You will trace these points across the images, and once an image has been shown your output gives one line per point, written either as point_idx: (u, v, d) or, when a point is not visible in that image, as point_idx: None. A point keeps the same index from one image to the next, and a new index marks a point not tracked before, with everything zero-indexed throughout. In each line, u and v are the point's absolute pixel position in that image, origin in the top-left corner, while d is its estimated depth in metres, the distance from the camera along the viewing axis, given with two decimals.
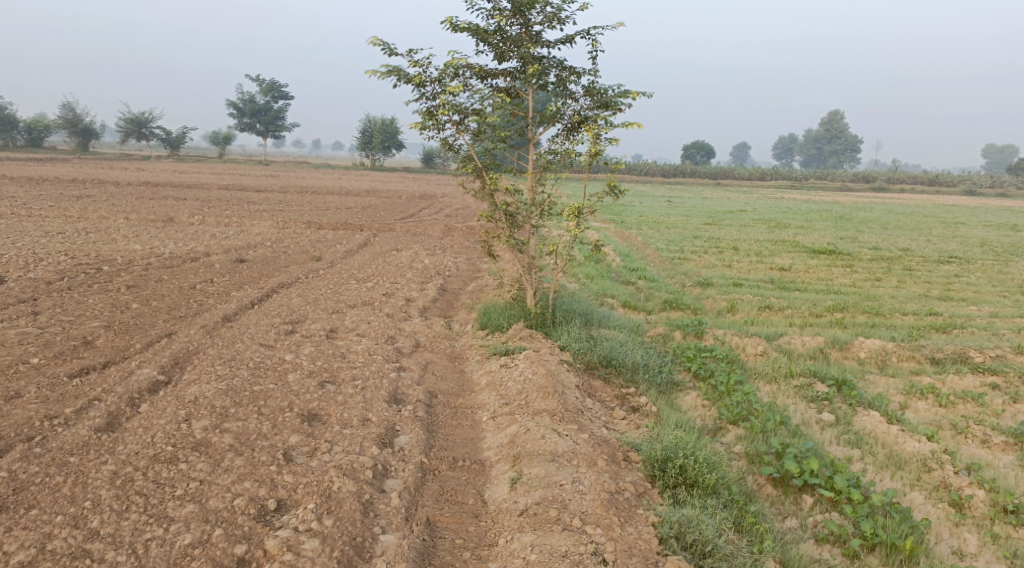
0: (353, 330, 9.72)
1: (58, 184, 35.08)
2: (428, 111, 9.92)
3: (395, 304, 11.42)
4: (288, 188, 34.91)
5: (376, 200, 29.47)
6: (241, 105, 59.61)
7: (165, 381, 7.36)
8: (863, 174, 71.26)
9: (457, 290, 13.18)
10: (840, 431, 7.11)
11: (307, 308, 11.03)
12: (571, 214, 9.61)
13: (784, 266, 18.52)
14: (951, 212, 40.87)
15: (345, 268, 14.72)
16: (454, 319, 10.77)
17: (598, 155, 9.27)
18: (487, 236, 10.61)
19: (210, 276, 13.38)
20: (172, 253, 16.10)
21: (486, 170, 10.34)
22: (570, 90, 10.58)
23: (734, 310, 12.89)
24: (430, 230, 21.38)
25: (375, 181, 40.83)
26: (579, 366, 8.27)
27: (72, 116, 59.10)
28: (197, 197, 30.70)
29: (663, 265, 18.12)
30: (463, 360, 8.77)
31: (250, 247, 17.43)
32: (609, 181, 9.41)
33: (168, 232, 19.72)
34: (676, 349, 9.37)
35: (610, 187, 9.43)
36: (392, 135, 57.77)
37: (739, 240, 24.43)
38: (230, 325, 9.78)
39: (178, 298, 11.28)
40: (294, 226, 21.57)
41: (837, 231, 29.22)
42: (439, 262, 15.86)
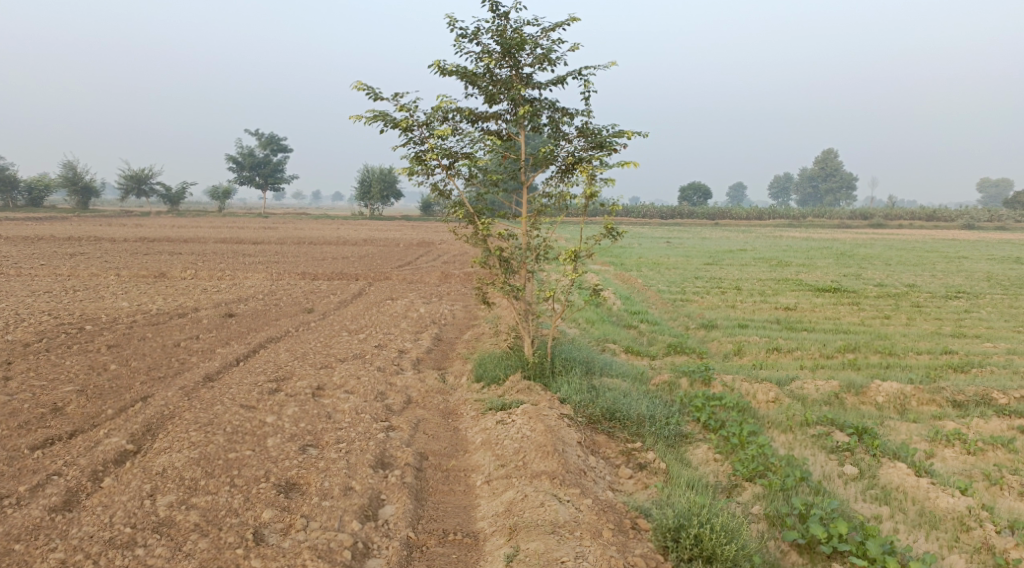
0: (340, 386, 9.20)
1: (53, 242, 34.81)
2: (416, 156, 9.54)
3: (387, 357, 10.92)
4: (284, 240, 34.62)
5: (372, 249, 29.09)
6: (239, 158, 59.81)
7: (134, 450, 6.85)
8: (861, 209, 71.18)
9: (453, 340, 12.67)
10: (865, 486, 6.56)
11: (295, 363, 10.53)
12: (568, 258, 9.14)
13: (789, 305, 18.03)
14: (952, 247, 40.52)
15: (337, 320, 14.22)
16: (448, 371, 10.24)
17: (594, 196, 8.84)
18: (482, 283, 10.13)
19: (196, 332, 12.90)
20: (160, 309, 15.64)
21: (478, 216, 9.92)
22: (563, 132, 10.21)
23: (741, 353, 12.36)
24: (426, 278, 20.94)
25: (373, 230, 40.60)
26: (581, 420, 7.72)
27: (71, 173, 59.17)
28: (192, 250, 30.34)
29: (665, 308, 17.63)
30: (457, 416, 8.24)
31: (241, 300, 16.97)
32: (607, 223, 8.97)
33: (158, 287, 19.30)
34: (683, 398, 8.81)
35: (608, 229, 8.98)
36: (389, 185, 57.75)
37: (742, 280, 23.97)
38: (211, 384, 9.28)
39: (159, 358, 10.80)
40: (288, 278, 21.16)
41: (840, 268, 28.79)
42: (434, 310, 15.40)
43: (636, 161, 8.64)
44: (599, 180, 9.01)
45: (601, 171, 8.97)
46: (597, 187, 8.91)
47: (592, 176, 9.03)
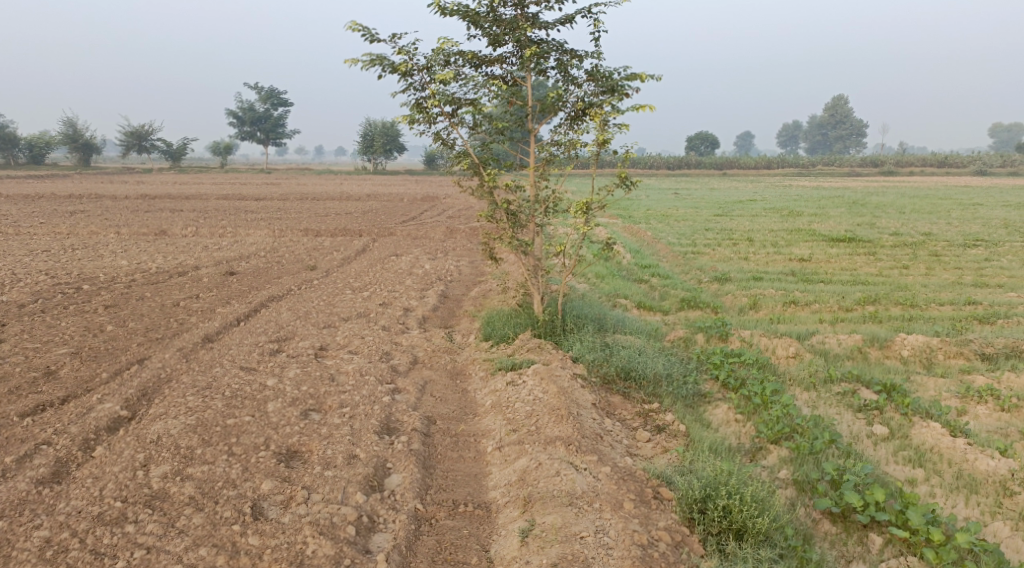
0: (344, 347, 8.87)
1: (54, 200, 34.45)
2: (417, 103, 9.06)
3: (392, 315, 10.58)
4: (287, 195, 34.17)
5: (376, 204, 28.62)
6: (240, 113, 59.03)
7: (129, 416, 6.55)
8: (872, 158, 70.09)
9: (459, 297, 12.31)
10: (897, 447, 6.23)
11: (297, 323, 10.20)
12: (579, 210, 8.70)
13: (803, 256, 17.60)
14: (965, 194, 39.83)
15: (340, 277, 13.86)
16: (456, 329, 9.91)
17: (607, 143, 8.36)
18: (489, 238, 9.71)
19: (196, 292, 12.56)
20: (160, 268, 15.29)
21: (484, 166, 9.46)
22: (572, 76, 9.68)
23: (756, 307, 11.99)
24: (431, 233, 20.52)
25: (376, 184, 40.07)
26: (595, 380, 7.38)
27: (71, 131, 58.44)
28: (194, 208, 29.92)
29: (676, 260, 17.23)
30: (465, 377, 7.92)
31: (243, 258, 16.61)
32: (621, 172, 8.50)
33: (158, 246, 18.95)
34: (701, 355, 8.46)
35: (621, 179, 8.52)
36: (392, 138, 56.93)
37: (754, 231, 23.52)
38: (211, 345, 8.97)
39: (158, 318, 10.49)
40: (291, 234, 20.78)
41: (853, 217, 28.23)
42: (440, 266, 15.02)
43: (652, 105, 8.14)
44: (611, 126, 8.52)
45: (614, 117, 8.48)
46: (610, 133, 8.42)
47: (604, 122, 8.55)
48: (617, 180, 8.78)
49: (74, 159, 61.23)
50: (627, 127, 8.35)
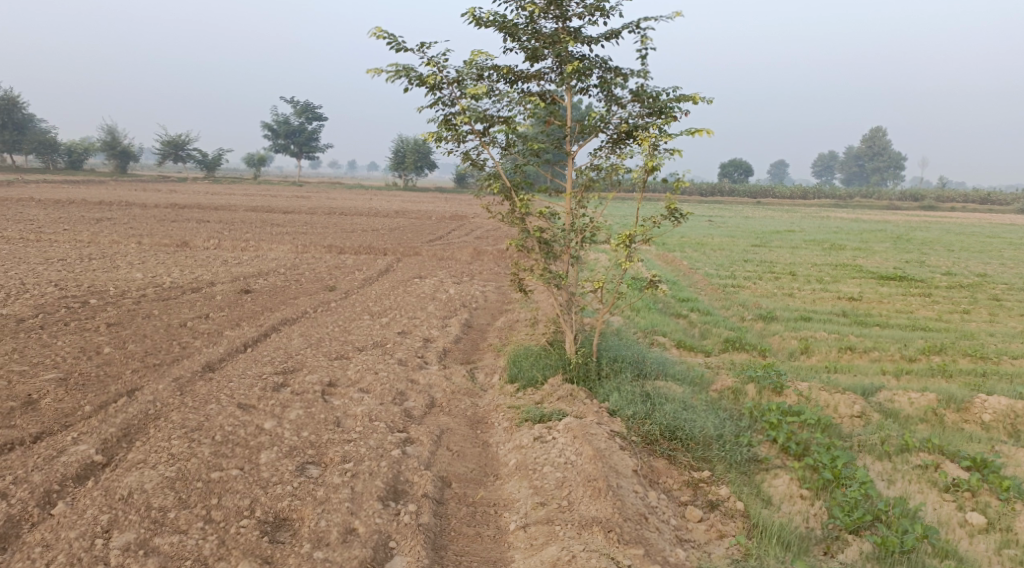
0: (356, 383, 8.02)
1: (83, 206, 34.19)
2: (445, 119, 8.27)
3: (410, 347, 9.73)
4: (315, 209, 33.68)
5: (404, 221, 27.98)
6: (275, 126, 59.01)
7: (103, 462, 5.75)
8: (911, 191, 68.60)
9: (484, 327, 11.46)
10: (999, 544, 5.45)
11: (307, 352, 9.37)
12: (622, 242, 7.78)
13: (853, 296, 16.59)
14: (1013, 233, 38.45)
15: (360, 300, 13.06)
16: (479, 367, 9.04)
17: (657, 169, 7.46)
18: (518, 268, 8.81)
19: (206, 311, 11.81)
20: (173, 283, 14.59)
21: (516, 190, 8.62)
22: (615, 95, 8.87)
23: (808, 352, 11.06)
24: (458, 254, 19.73)
25: (407, 201, 39.55)
26: (636, 440, 6.44)
27: (109, 137, 58.75)
28: (220, 218, 29.46)
29: (716, 295, 16.28)
30: (487, 426, 7.04)
31: (261, 275, 15.89)
32: (670, 203, 7.59)
33: (177, 258, 18.32)
34: (754, 410, 7.50)
35: (671, 210, 7.60)
36: (425, 155, 56.55)
37: (796, 264, 22.49)
38: (211, 376, 8.16)
39: (160, 341, 9.73)
40: (314, 251, 20.08)
41: (899, 254, 27.09)
42: (466, 292, 14.20)
43: (710, 129, 7.24)
44: (661, 151, 7.63)
45: (665, 141, 7.58)
46: (660, 159, 7.52)
47: (654, 146, 7.65)
48: (664, 212, 7.84)
49: (110, 165, 61.58)
50: (679, 153, 7.45)
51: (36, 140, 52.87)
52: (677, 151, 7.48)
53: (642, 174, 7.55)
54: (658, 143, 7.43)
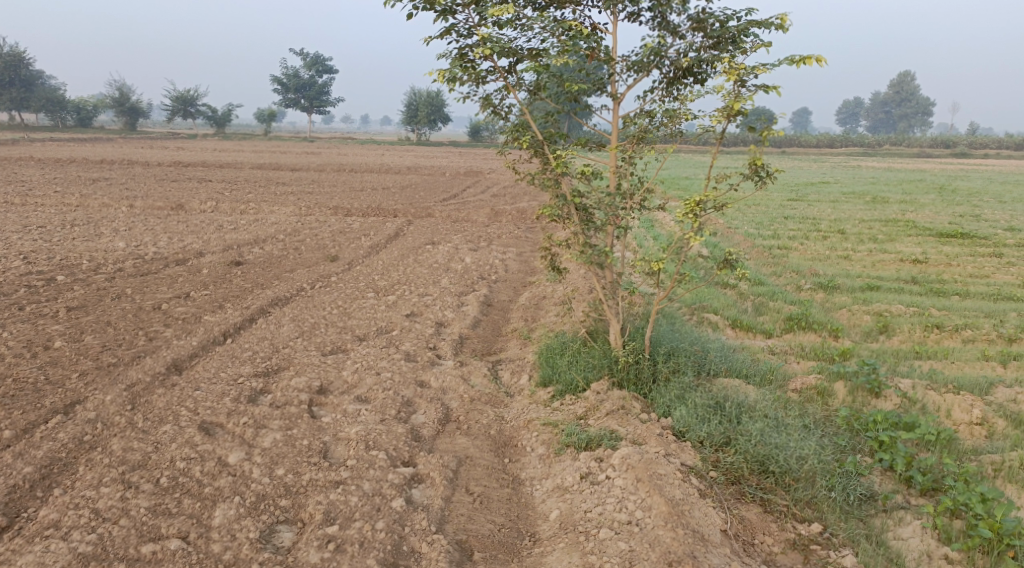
0: (352, 391, 6.46)
1: (82, 165, 32.61)
2: (460, 53, 6.58)
3: (420, 335, 8.19)
4: (323, 166, 32.04)
5: (416, 178, 26.33)
6: (284, 79, 57.11)
7: (2, 524, 4.38)
8: (943, 137, 65.83)
9: (507, 305, 9.85)
10: None
11: (297, 344, 7.81)
12: (690, 210, 6.04)
13: (918, 258, 14.98)
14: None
15: (364, 273, 11.45)
16: (503, 362, 7.46)
17: (743, 112, 5.70)
18: (551, 241, 7.19)
19: (187, 289, 10.26)
20: (158, 254, 13.02)
21: (549, 143, 6.94)
22: (670, 22, 7.16)
23: (889, 332, 9.56)
24: (475, 215, 18.06)
25: (419, 156, 37.89)
26: (716, 478, 4.95)
27: (118, 94, 57.06)
28: (223, 178, 27.81)
29: (764, 257, 14.65)
30: (518, 451, 5.50)
31: (257, 242, 14.31)
32: (754, 158, 5.86)
33: (169, 224, 16.74)
34: (853, 421, 6.03)
35: (756, 167, 5.87)
36: (437, 108, 54.56)
37: (843, 220, 20.79)
38: (174, 381, 6.61)
39: (125, 330, 8.20)
40: (318, 213, 18.50)
41: (948, 206, 25.34)
42: (484, 259, 12.63)
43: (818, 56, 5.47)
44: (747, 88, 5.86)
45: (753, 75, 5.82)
46: (747, 99, 5.76)
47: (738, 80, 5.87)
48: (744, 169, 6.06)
49: (122, 122, 60.06)
50: (774, 90, 5.69)
51: (45, 98, 51.18)
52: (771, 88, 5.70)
53: (723, 119, 5.79)
54: (746, 77, 5.66)
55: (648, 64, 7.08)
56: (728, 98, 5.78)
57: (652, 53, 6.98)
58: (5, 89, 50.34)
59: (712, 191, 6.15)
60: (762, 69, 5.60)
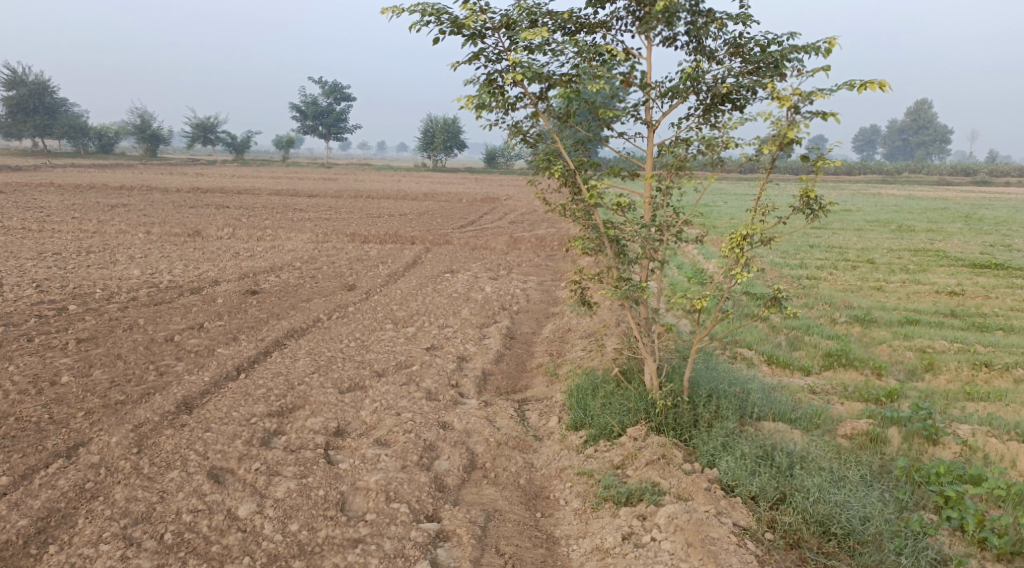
0: (372, 433, 6.08)
1: (100, 191, 32.62)
2: (488, 78, 6.26)
3: (442, 371, 7.81)
4: (340, 192, 31.89)
5: (434, 205, 26.07)
6: (302, 106, 57.40)
7: None
8: (965, 165, 65.09)
9: (531, 338, 9.46)
10: None
11: (313, 380, 7.44)
12: (735, 244, 5.64)
13: (953, 290, 14.48)
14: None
15: (382, 303, 11.09)
16: (530, 401, 7.05)
17: (798, 141, 5.33)
18: (581, 275, 6.78)
19: (201, 319, 9.92)
20: (172, 282, 12.72)
21: (580, 172, 6.59)
22: (706, 46, 6.81)
23: (933, 370, 9.08)
24: (494, 243, 17.71)
25: (436, 182, 37.75)
26: (771, 542, 4.56)
27: (138, 120, 57.51)
28: (240, 204, 27.66)
29: (792, 288, 14.19)
30: (551, 504, 5.12)
31: (273, 270, 13.99)
32: (807, 190, 5.47)
33: (184, 251, 16.48)
34: (914, 472, 5.59)
35: (808, 200, 5.48)
36: (455, 134, 54.61)
37: (870, 249, 20.30)
38: (184, 421, 6.24)
39: (136, 364, 7.86)
40: (335, 240, 18.22)
41: (977, 235, 24.78)
42: (505, 289, 12.26)
43: (881, 81, 5.11)
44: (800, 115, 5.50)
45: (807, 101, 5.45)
46: (801, 127, 5.38)
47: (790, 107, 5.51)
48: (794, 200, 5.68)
49: (142, 148, 60.47)
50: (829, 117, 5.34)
51: (67, 124, 51.59)
52: (827, 115, 5.34)
53: (775, 148, 5.42)
54: (801, 103, 5.28)
55: (683, 90, 6.71)
56: (780, 126, 5.40)
57: (689, 79, 6.62)
58: (28, 116, 50.72)
59: (758, 223, 5.76)
60: (818, 95, 5.23)
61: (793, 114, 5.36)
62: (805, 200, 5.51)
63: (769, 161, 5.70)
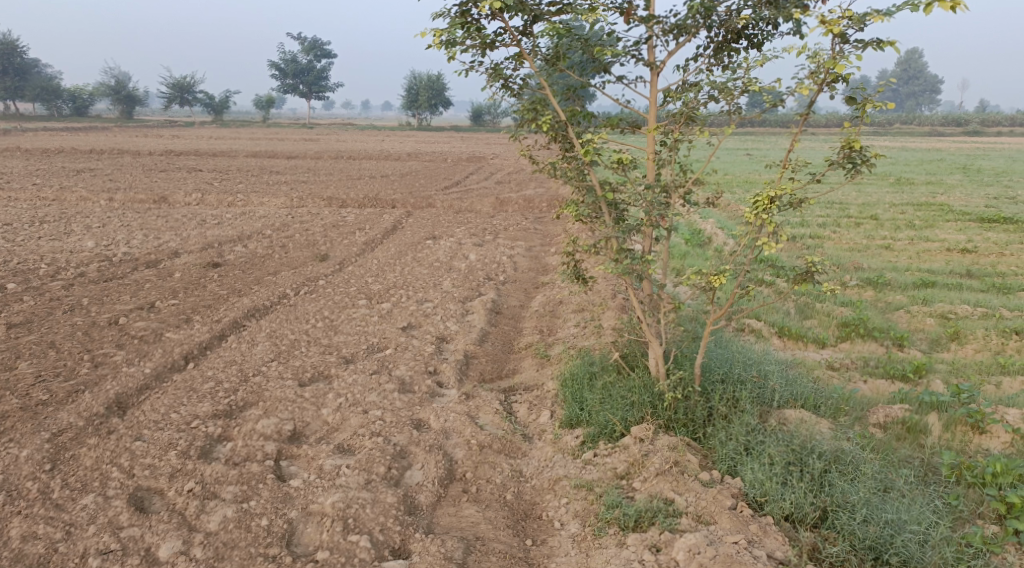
0: (333, 438, 5.19)
1: (70, 156, 31.24)
2: (461, 10, 5.28)
3: (418, 354, 6.93)
4: (320, 153, 30.68)
5: (416, 165, 24.99)
6: (281, 64, 55.61)
7: None
8: (957, 115, 64.04)
9: (518, 312, 8.57)
10: None
11: (271, 368, 6.55)
12: (762, 205, 4.73)
13: (966, 247, 13.65)
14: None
15: (356, 275, 10.13)
16: (518, 391, 6.17)
17: (845, 78, 4.43)
18: (574, 245, 5.87)
19: (153, 298, 8.98)
20: (128, 254, 11.69)
21: (572, 124, 5.63)
22: None
23: (962, 339, 8.26)
24: (479, 205, 16.72)
25: (419, 141, 36.57)
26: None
27: (113, 82, 55.58)
28: (215, 168, 26.44)
29: (797, 247, 13.33)
30: (544, 528, 4.37)
31: (241, 240, 12.98)
32: (852, 140, 4.60)
33: (148, 219, 15.42)
34: (967, 472, 4.74)
35: (852, 151, 4.61)
36: (439, 92, 53.09)
37: (872, 204, 19.44)
38: (112, 426, 5.35)
39: (69, 354, 6.94)
40: (311, 204, 17.19)
41: (980, 187, 23.96)
42: (491, 256, 11.34)
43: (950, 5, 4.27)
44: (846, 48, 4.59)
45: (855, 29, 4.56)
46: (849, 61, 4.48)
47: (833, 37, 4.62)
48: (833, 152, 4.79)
49: (116, 110, 58.63)
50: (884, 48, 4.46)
51: (41, 86, 49.62)
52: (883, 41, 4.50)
53: (816, 87, 4.51)
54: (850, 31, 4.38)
55: (691, 26, 5.75)
56: (823, 59, 4.51)
57: (698, 12, 5.65)
58: None
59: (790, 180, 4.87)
60: (873, 19, 4.34)
61: (840, 44, 4.47)
62: (848, 152, 4.65)
63: (805, 106, 4.81)
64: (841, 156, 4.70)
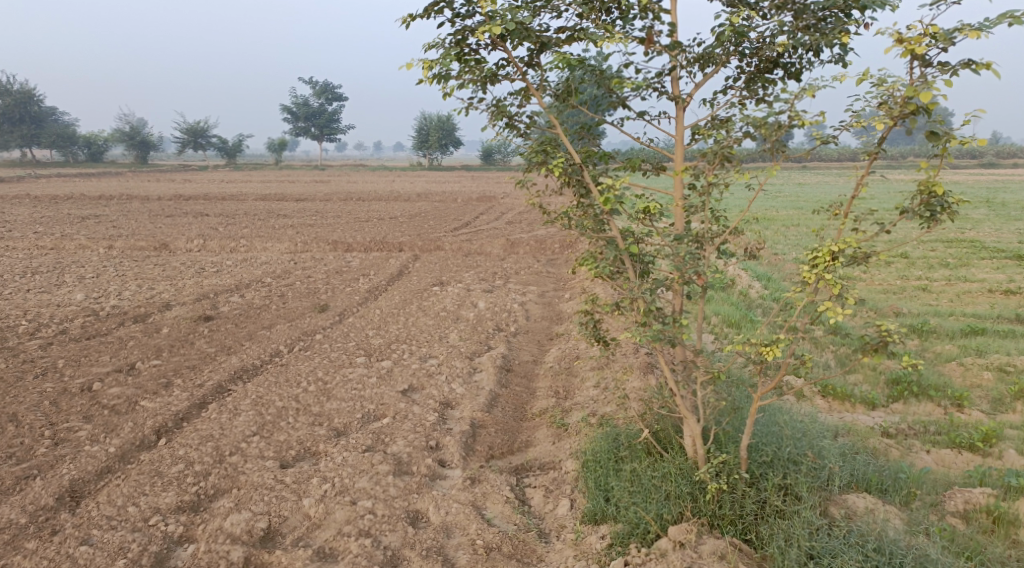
0: (314, 538, 4.42)
1: (79, 201, 30.94)
2: (457, 38, 4.63)
3: (418, 423, 6.14)
4: (329, 195, 30.22)
5: (426, 206, 24.40)
6: (293, 107, 55.72)
7: None
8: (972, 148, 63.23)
9: (531, 369, 7.79)
10: None
11: (251, 443, 5.77)
12: (824, 259, 4.00)
13: (1008, 287, 12.77)
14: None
15: (356, 327, 9.38)
16: (531, 471, 5.37)
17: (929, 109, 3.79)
18: (594, 304, 5.10)
19: (135, 358, 8.25)
20: (118, 308, 11.02)
21: (587, 166, 4.91)
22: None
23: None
24: (489, 247, 16.01)
25: (429, 182, 36.10)
26: None
27: (127, 127, 55.86)
28: (222, 212, 25.97)
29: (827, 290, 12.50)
30: None
31: (238, 289, 12.29)
32: (931, 183, 3.96)
33: (146, 267, 14.79)
34: None
35: (931, 197, 3.97)
36: (449, 132, 52.91)
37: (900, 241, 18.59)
38: (58, 525, 4.59)
39: (29, 429, 6.19)
40: (316, 249, 16.54)
41: (1008, 221, 23.08)
42: (501, 304, 10.58)
43: None
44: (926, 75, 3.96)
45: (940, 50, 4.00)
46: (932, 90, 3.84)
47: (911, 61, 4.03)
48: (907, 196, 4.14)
49: (132, 155, 58.93)
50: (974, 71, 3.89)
51: (58, 133, 49.79)
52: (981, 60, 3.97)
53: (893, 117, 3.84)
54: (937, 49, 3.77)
55: (721, 54, 5.04)
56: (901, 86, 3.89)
57: (729, 38, 4.95)
58: (16, 126, 49.36)
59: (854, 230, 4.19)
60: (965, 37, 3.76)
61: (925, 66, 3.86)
62: (926, 198, 4.00)
63: (874, 143, 4.15)
64: (916, 203, 4.06)
